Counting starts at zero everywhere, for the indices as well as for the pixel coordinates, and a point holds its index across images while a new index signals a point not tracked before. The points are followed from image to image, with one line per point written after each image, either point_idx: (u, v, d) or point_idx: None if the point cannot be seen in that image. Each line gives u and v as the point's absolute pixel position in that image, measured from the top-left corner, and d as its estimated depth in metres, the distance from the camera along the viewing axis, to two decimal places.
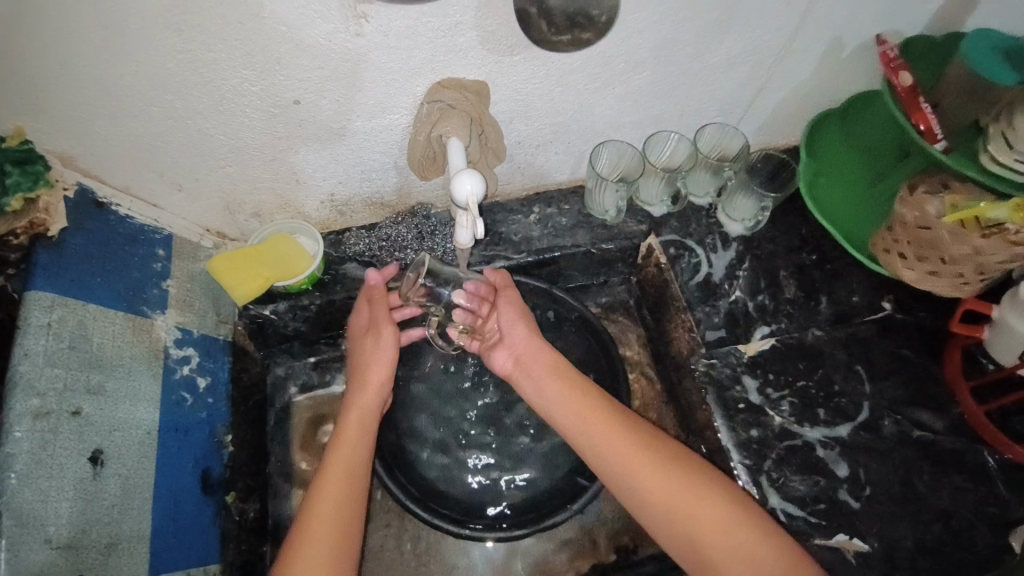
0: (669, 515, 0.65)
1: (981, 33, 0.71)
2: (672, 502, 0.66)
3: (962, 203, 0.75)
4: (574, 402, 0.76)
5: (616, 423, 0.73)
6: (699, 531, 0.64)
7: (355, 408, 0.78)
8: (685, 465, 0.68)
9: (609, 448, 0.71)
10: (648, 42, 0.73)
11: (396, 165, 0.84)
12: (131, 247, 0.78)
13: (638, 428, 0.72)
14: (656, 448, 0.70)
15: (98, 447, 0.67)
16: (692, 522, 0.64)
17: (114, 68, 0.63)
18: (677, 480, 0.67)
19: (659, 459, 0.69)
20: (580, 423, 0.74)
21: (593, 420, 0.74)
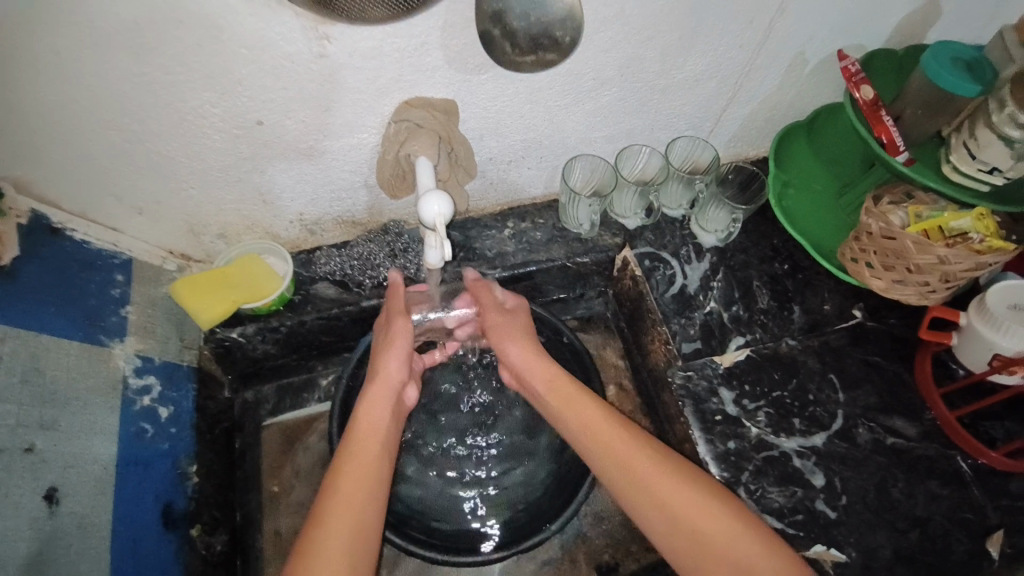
0: (712, 547, 0.61)
1: (943, 45, 0.72)
2: (716, 533, 0.61)
3: (925, 212, 0.78)
4: (604, 424, 0.72)
5: (651, 446, 0.69)
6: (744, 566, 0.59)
7: (364, 415, 0.72)
8: (722, 496, 0.65)
9: (647, 472, 0.66)
10: (615, 60, 0.73)
11: (366, 183, 0.83)
12: (88, 273, 0.75)
13: (671, 454, 0.69)
14: (691, 474, 0.66)
15: (53, 485, 0.64)
16: (738, 556, 0.60)
17: (67, 92, 0.61)
18: (719, 510, 0.63)
19: (697, 487, 0.65)
20: (613, 445, 0.70)
21: (626, 443, 0.70)
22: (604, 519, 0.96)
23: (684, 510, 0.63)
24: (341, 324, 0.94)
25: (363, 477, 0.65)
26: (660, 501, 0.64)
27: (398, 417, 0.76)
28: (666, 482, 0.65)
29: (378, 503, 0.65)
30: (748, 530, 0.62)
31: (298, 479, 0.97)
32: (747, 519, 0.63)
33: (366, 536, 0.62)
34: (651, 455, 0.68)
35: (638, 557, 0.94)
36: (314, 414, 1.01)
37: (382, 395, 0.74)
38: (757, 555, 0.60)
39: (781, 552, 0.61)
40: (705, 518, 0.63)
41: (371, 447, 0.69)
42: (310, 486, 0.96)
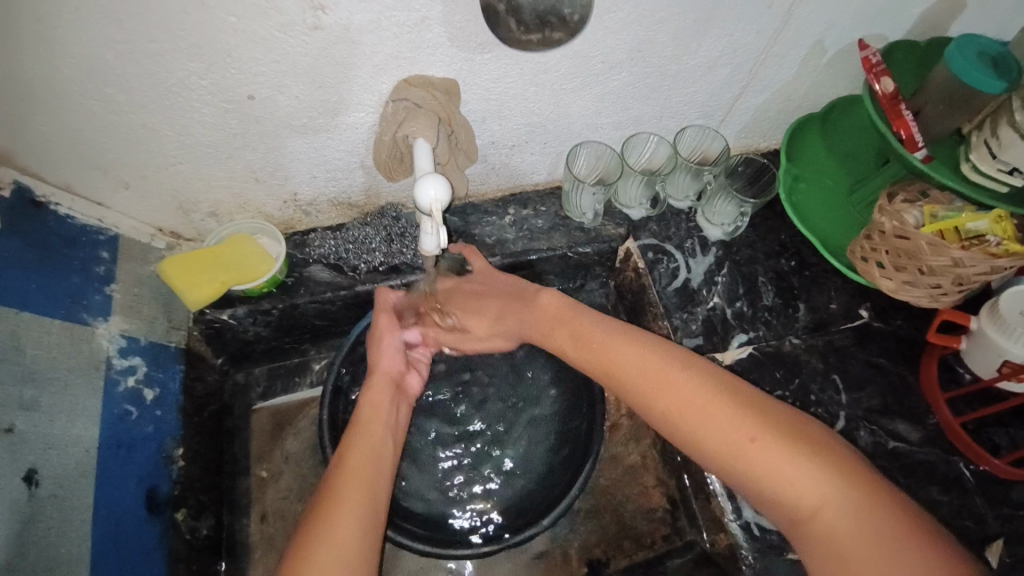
0: (748, 464, 0.55)
1: (970, 38, 0.69)
2: (751, 448, 0.55)
3: (941, 212, 0.75)
4: (615, 344, 0.66)
5: (672, 357, 0.62)
6: (787, 481, 0.53)
7: (369, 401, 0.71)
8: (761, 402, 0.58)
9: (669, 390, 0.60)
10: (625, 43, 0.69)
11: (363, 165, 0.80)
12: (71, 250, 0.73)
13: (699, 363, 0.62)
14: (723, 383, 0.59)
15: (32, 466, 0.62)
16: (778, 475, 0.54)
17: (49, 60, 0.58)
18: (756, 422, 0.56)
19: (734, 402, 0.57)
20: (629, 364, 0.64)
21: (644, 358, 0.63)
22: (596, 513, 0.96)
23: (714, 427, 0.57)
24: (334, 308, 0.92)
25: (370, 466, 0.64)
26: (685, 418, 0.58)
27: (401, 403, 0.74)
28: (690, 399, 0.58)
29: (385, 480, 0.64)
30: (791, 441, 0.55)
31: (287, 465, 0.95)
32: (793, 426, 0.56)
33: (373, 518, 0.60)
34: (682, 375, 0.60)
35: (628, 553, 0.93)
36: (308, 398, 0.99)
37: (386, 384, 0.73)
38: (795, 470, 0.53)
39: (835, 459, 0.53)
40: (743, 437, 0.55)
41: (377, 428, 0.68)
42: (298, 472, 0.95)
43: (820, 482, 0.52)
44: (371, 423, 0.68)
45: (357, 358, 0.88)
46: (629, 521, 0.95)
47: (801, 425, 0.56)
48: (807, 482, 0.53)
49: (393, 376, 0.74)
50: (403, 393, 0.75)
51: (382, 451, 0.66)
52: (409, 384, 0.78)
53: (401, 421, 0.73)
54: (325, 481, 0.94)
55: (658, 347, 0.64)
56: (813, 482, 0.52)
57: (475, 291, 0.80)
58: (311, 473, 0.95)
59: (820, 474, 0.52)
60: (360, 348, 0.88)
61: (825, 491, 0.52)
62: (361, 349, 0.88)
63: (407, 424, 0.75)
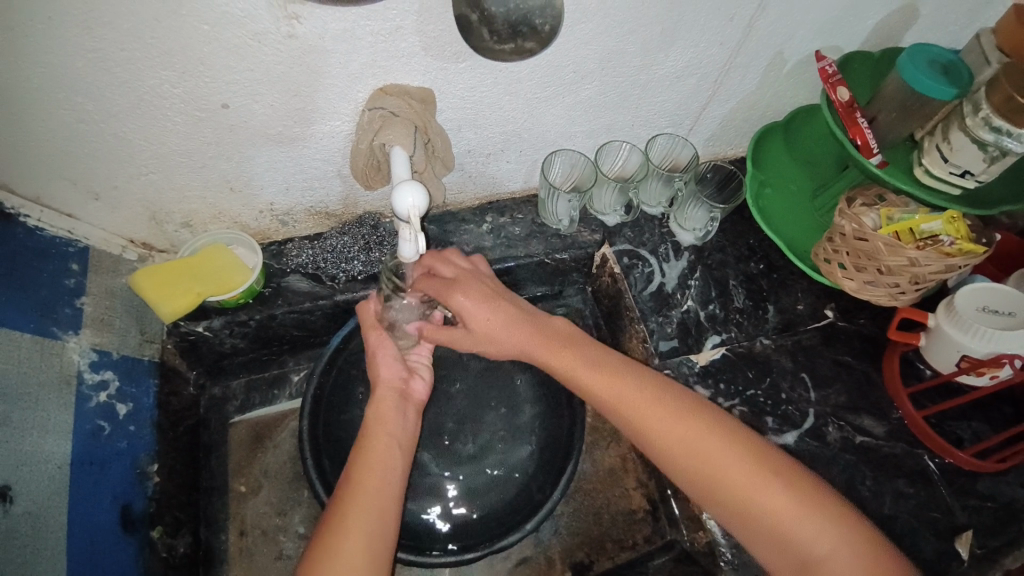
0: (761, 512, 0.59)
1: (921, 48, 0.73)
2: (761, 496, 0.59)
3: (897, 213, 0.79)
4: (631, 385, 0.66)
5: (689, 406, 0.64)
6: (794, 528, 0.57)
7: (376, 410, 0.70)
8: (768, 454, 0.61)
9: (688, 441, 0.62)
10: (596, 53, 0.72)
11: (339, 173, 0.80)
12: (40, 262, 0.72)
13: (711, 413, 0.64)
14: (736, 435, 0.62)
15: (5, 484, 0.60)
16: (789, 524, 0.58)
17: (17, 69, 0.57)
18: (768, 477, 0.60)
19: (742, 452, 0.61)
20: (646, 410, 0.64)
21: (653, 400, 0.65)
22: (578, 516, 0.96)
23: (730, 479, 0.60)
24: (312, 318, 0.92)
25: (380, 478, 0.63)
26: (702, 466, 0.61)
27: (409, 409, 0.74)
28: (710, 451, 0.61)
29: (396, 488, 0.64)
30: (800, 494, 0.59)
31: (265, 479, 0.94)
32: (802, 482, 0.60)
33: (382, 534, 0.60)
34: (693, 423, 0.63)
35: (612, 555, 0.94)
36: (286, 410, 0.98)
37: (388, 396, 0.72)
38: (804, 519, 0.57)
39: (841, 514, 0.58)
40: (754, 487, 0.59)
41: (382, 438, 0.67)
42: (276, 486, 0.94)
43: (827, 533, 0.57)
44: (376, 432, 0.68)
45: (337, 368, 0.88)
46: (611, 524, 0.96)
47: (807, 478, 0.60)
48: (815, 534, 0.57)
49: (397, 385, 0.74)
50: (409, 399, 0.75)
51: (390, 461, 0.66)
52: (414, 390, 0.77)
53: (412, 428, 0.73)
54: (305, 494, 0.93)
55: (667, 391, 0.66)
56: (821, 532, 0.57)
57: (482, 298, 0.71)
58: (291, 486, 0.94)
59: (827, 526, 0.57)
60: (340, 356, 0.88)
61: (832, 544, 0.56)
62: (340, 359, 0.88)
63: (418, 428, 0.74)
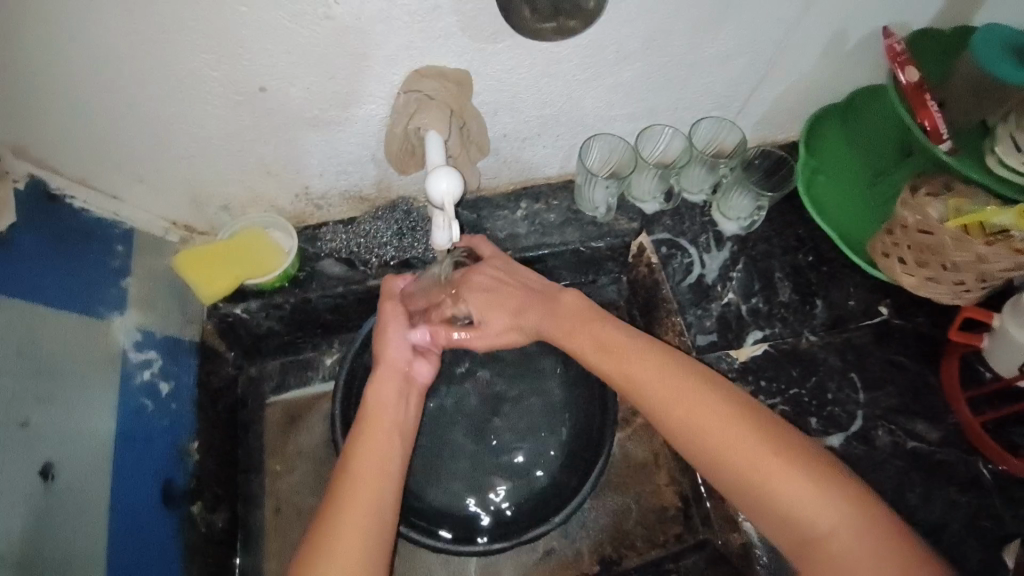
0: (759, 487, 0.56)
1: (989, 30, 0.67)
2: (760, 470, 0.56)
3: (966, 206, 0.71)
4: (639, 355, 0.65)
5: (696, 376, 0.62)
6: (792, 505, 0.55)
7: (375, 396, 0.69)
8: (776, 430, 0.58)
9: (698, 409, 0.60)
10: (640, 34, 0.68)
11: (374, 158, 0.79)
12: (86, 243, 0.73)
13: (720, 380, 0.62)
14: (743, 407, 0.59)
15: (49, 460, 0.62)
16: (788, 500, 0.55)
17: (60, 51, 0.58)
18: (775, 449, 0.57)
19: (749, 425, 0.58)
20: (654, 380, 0.63)
21: (660, 369, 0.63)
22: (608, 509, 0.95)
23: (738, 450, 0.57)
24: (346, 303, 0.92)
25: (377, 472, 0.63)
26: (703, 436, 0.59)
27: (411, 394, 0.72)
28: (712, 421, 0.59)
29: (394, 482, 0.63)
30: (808, 468, 0.56)
31: (300, 459, 0.95)
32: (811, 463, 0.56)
33: (378, 532, 0.59)
34: (698, 392, 0.61)
35: (641, 552, 0.92)
36: (321, 393, 0.99)
37: (392, 379, 0.70)
38: (805, 495, 0.55)
39: (848, 495, 0.55)
40: (755, 460, 0.57)
41: (382, 427, 0.67)
42: (309, 466, 0.95)
43: (826, 512, 0.54)
44: (374, 423, 0.67)
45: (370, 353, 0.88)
46: (641, 520, 0.94)
47: (813, 455, 0.57)
48: (818, 509, 0.54)
49: (401, 368, 0.71)
50: (412, 383, 0.72)
51: (387, 452, 0.65)
52: (418, 372, 0.74)
53: (411, 414, 0.71)
54: None
55: (677, 361, 0.64)
56: (821, 511, 0.54)
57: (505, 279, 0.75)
58: (323, 468, 0.95)
59: (830, 504, 0.54)
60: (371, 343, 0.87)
61: (834, 518, 0.54)
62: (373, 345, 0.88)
63: (418, 416, 0.72)
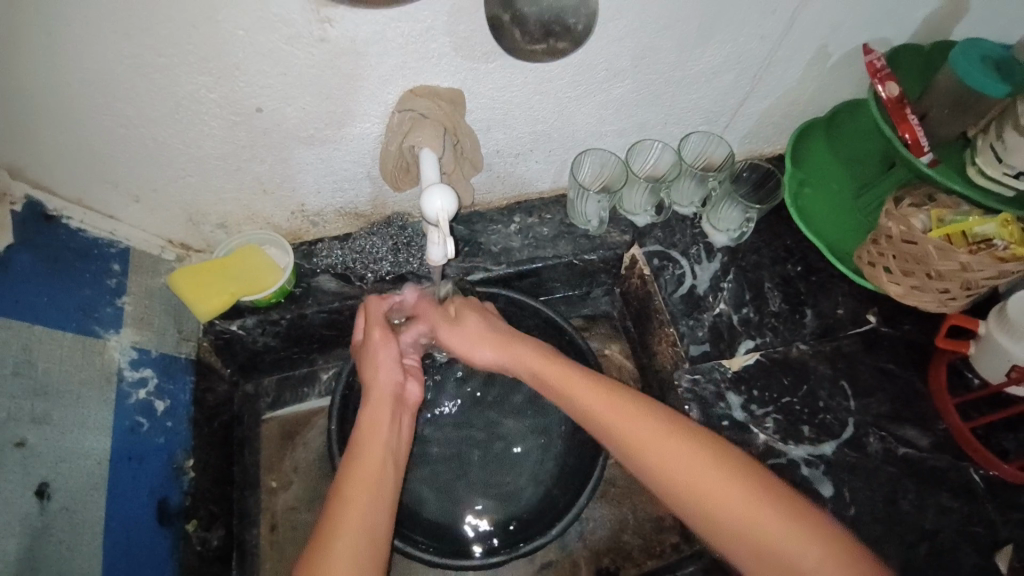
0: (740, 528, 0.55)
1: (973, 42, 0.69)
2: (738, 510, 0.56)
3: (948, 215, 0.74)
4: (611, 400, 0.65)
5: (668, 419, 0.62)
6: (776, 544, 0.54)
7: (368, 420, 0.70)
8: (750, 467, 0.58)
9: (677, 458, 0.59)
10: (628, 52, 0.70)
11: (369, 175, 0.80)
12: (82, 263, 0.74)
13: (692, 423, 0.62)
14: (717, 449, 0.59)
15: (45, 480, 0.63)
16: (771, 541, 0.54)
17: (60, 75, 0.59)
18: (750, 487, 0.56)
19: (723, 463, 0.58)
20: (626, 424, 0.63)
21: (634, 414, 0.63)
22: (605, 521, 0.95)
23: (718, 497, 0.56)
24: (342, 318, 0.93)
25: (371, 493, 0.63)
26: (679, 478, 0.58)
27: (403, 416, 0.74)
28: (687, 464, 0.58)
29: (387, 501, 0.64)
30: (786, 505, 0.55)
31: (296, 475, 0.95)
32: (787, 499, 0.56)
33: (374, 557, 0.59)
34: (672, 436, 0.60)
35: (639, 563, 0.92)
36: (317, 409, 0.99)
37: (384, 401, 0.72)
38: (787, 534, 0.54)
39: (827, 530, 0.54)
40: (733, 500, 0.56)
41: (376, 448, 0.67)
42: (306, 482, 0.95)
43: (810, 548, 0.53)
44: (369, 446, 0.67)
45: None
46: (638, 530, 0.94)
47: (789, 492, 0.57)
48: (800, 546, 0.53)
49: (392, 391, 0.73)
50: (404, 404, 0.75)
51: (381, 472, 0.66)
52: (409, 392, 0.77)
53: (404, 439, 0.73)
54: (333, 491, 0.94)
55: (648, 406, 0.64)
56: (804, 548, 0.53)
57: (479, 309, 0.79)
58: (320, 484, 0.95)
59: (812, 541, 0.53)
60: None
61: (818, 554, 0.53)
62: None
63: (411, 435, 0.75)
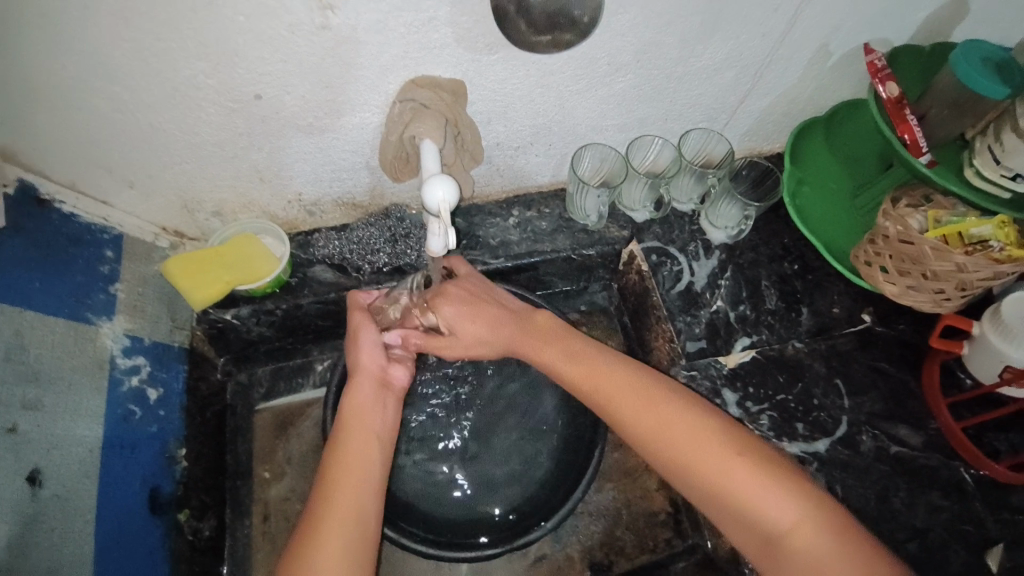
0: (718, 486, 0.58)
1: (975, 44, 0.69)
2: (715, 468, 0.58)
3: (944, 216, 0.75)
4: (600, 368, 0.68)
5: (650, 383, 0.65)
6: (752, 501, 0.56)
7: (352, 405, 0.69)
8: (727, 429, 0.60)
9: (656, 417, 0.62)
10: (631, 46, 0.70)
11: (368, 165, 0.80)
12: (75, 248, 0.73)
13: (673, 387, 0.65)
14: (696, 410, 0.62)
15: (36, 467, 0.62)
16: (748, 497, 0.56)
17: (54, 57, 0.58)
18: (727, 447, 0.59)
19: (702, 424, 0.61)
20: (612, 386, 0.66)
21: (618, 379, 0.66)
22: (598, 514, 0.96)
23: (692, 455, 0.59)
24: (338, 309, 0.92)
25: (358, 477, 0.63)
26: (659, 438, 0.61)
27: (389, 397, 0.72)
28: (666, 425, 0.61)
29: (376, 484, 0.64)
30: (761, 463, 0.58)
31: (289, 466, 0.95)
32: (764, 458, 0.58)
33: (363, 539, 0.60)
34: (653, 399, 0.63)
35: (631, 557, 0.93)
36: (311, 400, 0.99)
37: (368, 384, 0.71)
38: (762, 491, 0.56)
39: (802, 487, 0.56)
40: (710, 460, 0.58)
41: (361, 432, 0.67)
42: (299, 474, 0.95)
43: (785, 506, 0.55)
44: (354, 431, 0.67)
45: None
46: (631, 525, 0.95)
47: (766, 452, 0.59)
48: (774, 503, 0.55)
49: (376, 374, 0.72)
50: (389, 387, 0.73)
51: (367, 455, 0.65)
52: (396, 377, 0.74)
53: (394, 416, 0.72)
54: None
55: (633, 371, 0.67)
56: (778, 504, 0.55)
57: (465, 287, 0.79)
58: (313, 475, 0.95)
59: (786, 498, 0.56)
60: None
61: (792, 510, 0.55)
62: None
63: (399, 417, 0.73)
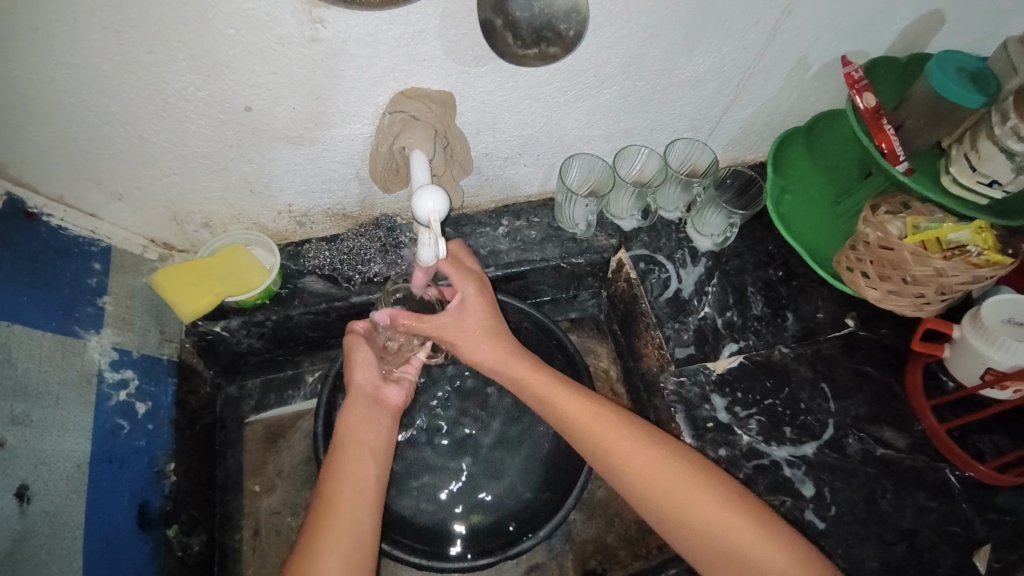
0: (714, 537, 0.60)
1: (951, 54, 0.71)
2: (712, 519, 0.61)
3: (923, 223, 0.77)
4: (596, 415, 0.68)
5: (646, 434, 0.67)
6: (747, 551, 0.59)
7: (347, 422, 0.69)
8: (720, 479, 0.64)
9: (655, 469, 0.64)
10: (616, 58, 0.71)
11: (358, 176, 0.80)
12: (63, 261, 0.72)
13: (666, 438, 0.67)
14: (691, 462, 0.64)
15: (25, 482, 0.61)
16: (744, 547, 0.59)
17: (45, 71, 0.58)
18: (723, 499, 0.62)
19: (699, 476, 0.63)
20: (609, 437, 0.66)
21: (616, 428, 0.67)
22: (591, 522, 0.96)
23: (690, 507, 0.61)
24: (328, 320, 0.92)
25: (354, 493, 0.63)
26: (658, 491, 0.63)
27: (382, 415, 0.72)
28: (666, 477, 0.63)
29: (371, 501, 0.64)
30: (754, 515, 0.61)
31: (280, 479, 0.95)
32: (755, 509, 0.62)
33: (360, 555, 0.60)
34: (652, 451, 0.65)
35: (624, 564, 0.93)
36: (301, 411, 0.99)
37: (360, 401, 0.71)
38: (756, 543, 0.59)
39: (789, 537, 0.60)
40: (707, 512, 0.61)
41: (355, 448, 0.67)
42: (289, 486, 0.95)
43: (777, 555, 0.59)
44: (348, 446, 0.67)
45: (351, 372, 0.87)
46: (623, 531, 0.95)
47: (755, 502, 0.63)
48: (768, 554, 0.59)
49: (368, 392, 0.73)
50: (381, 404, 0.73)
51: (361, 471, 0.65)
52: (390, 396, 0.75)
53: (389, 432, 0.72)
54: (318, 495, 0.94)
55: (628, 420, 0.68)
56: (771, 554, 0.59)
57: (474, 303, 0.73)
58: (304, 487, 0.94)
59: (778, 548, 0.59)
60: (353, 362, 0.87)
61: (783, 560, 0.59)
62: None
63: (393, 432, 0.72)
